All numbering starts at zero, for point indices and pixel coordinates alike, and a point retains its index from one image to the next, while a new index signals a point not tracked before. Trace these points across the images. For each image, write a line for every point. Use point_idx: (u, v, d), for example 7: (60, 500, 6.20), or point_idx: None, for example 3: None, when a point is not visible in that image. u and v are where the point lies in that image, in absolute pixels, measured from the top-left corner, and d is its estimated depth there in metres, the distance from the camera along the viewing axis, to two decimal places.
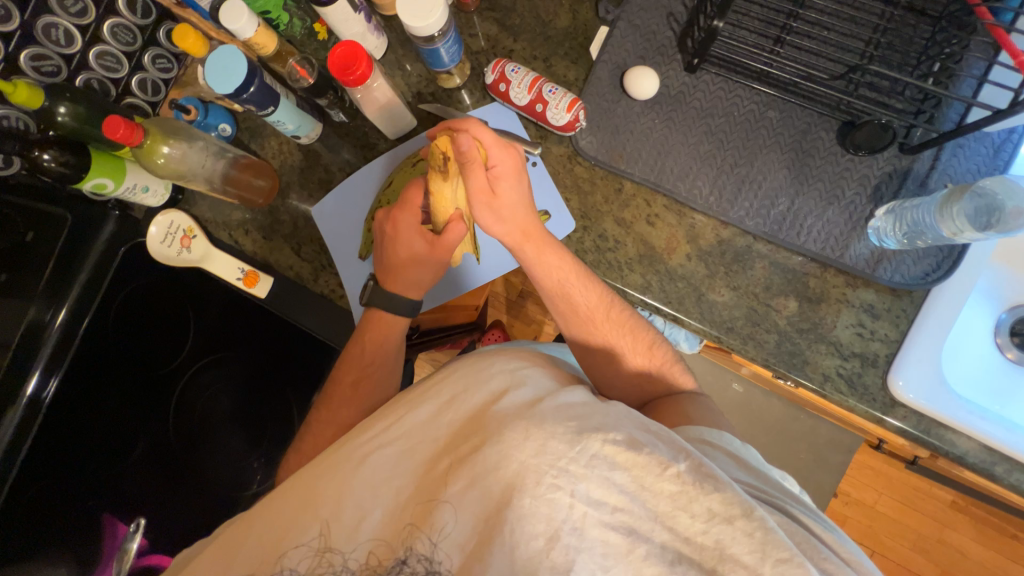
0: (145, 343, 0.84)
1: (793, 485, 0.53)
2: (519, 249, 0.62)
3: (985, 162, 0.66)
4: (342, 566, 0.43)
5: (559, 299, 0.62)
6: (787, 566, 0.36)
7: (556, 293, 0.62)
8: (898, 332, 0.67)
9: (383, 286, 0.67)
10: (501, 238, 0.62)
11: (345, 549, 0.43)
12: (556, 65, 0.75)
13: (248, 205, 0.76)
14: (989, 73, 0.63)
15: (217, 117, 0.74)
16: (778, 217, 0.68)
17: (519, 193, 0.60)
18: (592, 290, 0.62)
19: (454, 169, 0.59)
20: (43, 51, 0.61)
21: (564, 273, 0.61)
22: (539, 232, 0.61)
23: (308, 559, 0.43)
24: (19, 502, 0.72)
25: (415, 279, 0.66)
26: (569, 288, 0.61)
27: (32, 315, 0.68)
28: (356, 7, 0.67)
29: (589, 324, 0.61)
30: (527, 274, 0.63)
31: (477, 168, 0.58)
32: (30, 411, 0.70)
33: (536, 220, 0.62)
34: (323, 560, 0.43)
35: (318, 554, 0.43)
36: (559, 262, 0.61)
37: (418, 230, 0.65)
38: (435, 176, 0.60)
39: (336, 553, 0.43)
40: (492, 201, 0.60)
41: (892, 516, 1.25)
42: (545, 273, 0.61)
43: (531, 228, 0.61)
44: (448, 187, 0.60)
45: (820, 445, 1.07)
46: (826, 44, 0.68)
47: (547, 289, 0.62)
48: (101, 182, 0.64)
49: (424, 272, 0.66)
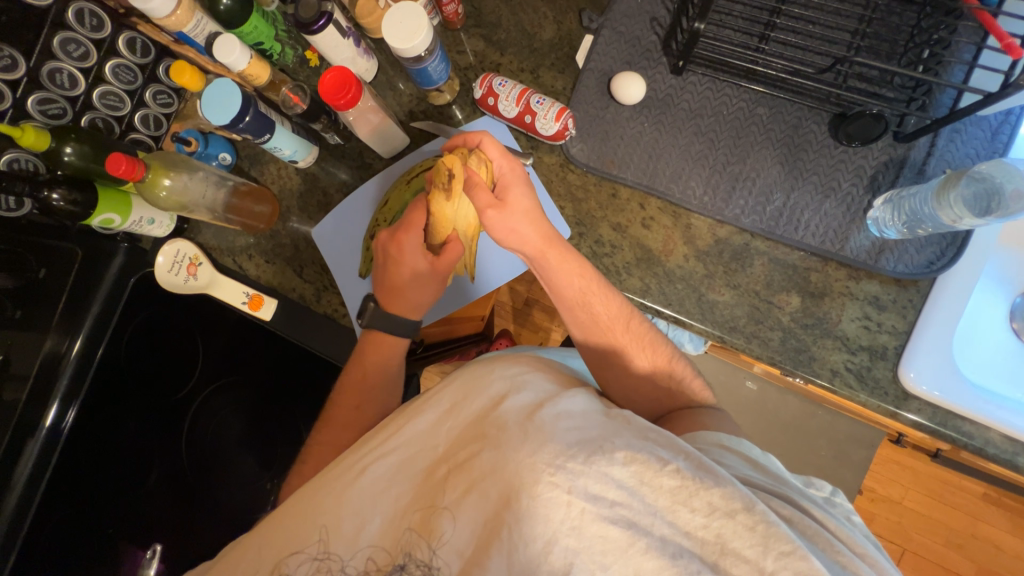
0: (155, 368, 0.86)
1: (820, 489, 0.49)
2: (543, 254, 0.61)
3: (984, 146, 0.65)
4: (342, 573, 0.45)
5: (580, 310, 0.61)
6: (790, 558, 0.35)
7: (577, 303, 0.61)
8: (906, 323, 0.66)
9: (386, 308, 0.67)
10: (524, 243, 0.61)
11: (345, 557, 0.45)
12: (543, 76, 0.76)
13: (250, 230, 0.78)
14: (979, 58, 0.63)
15: (218, 146, 0.76)
16: (775, 212, 0.68)
17: (528, 198, 0.61)
18: (613, 301, 0.61)
19: (456, 187, 0.59)
20: (48, 95, 0.63)
21: (586, 282, 0.61)
22: (558, 241, 0.61)
23: (308, 565, 0.45)
24: (42, 533, 0.74)
25: (417, 298, 0.67)
26: (590, 298, 0.61)
27: (48, 347, 0.71)
28: (345, 32, 0.69)
29: (608, 332, 0.61)
30: (549, 285, 0.63)
31: (484, 186, 0.59)
32: (49, 439, 0.72)
33: (547, 222, 0.61)
34: (322, 567, 0.45)
35: (318, 561, 0.45)
36: (580, 269, 0.61)
37: (420, 249, 0.65)
38: (440, 197, 0.60)
39: (335, 559, 0.45)
40: (506, 212, 0.60)
41: (921, 511, 1.21)
42: (569, 281, 0.61)
43: (551, 235, 0.61)
44: (450, 208, 0.61)
45: (839, 441, 1.05)
46: (811, 38, 0.68)
47: (568, 297, 0.61)
48: (109, 217, 0.67)
49: (426, 290, 0.67)
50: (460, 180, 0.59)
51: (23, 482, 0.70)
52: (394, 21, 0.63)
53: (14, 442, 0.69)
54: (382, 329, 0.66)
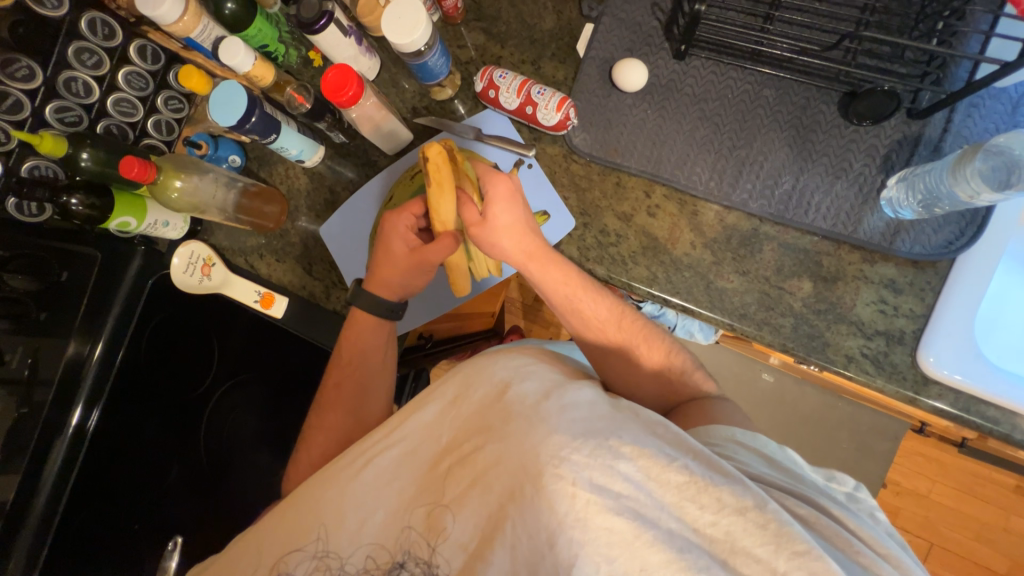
0: (172, 367, 0.88)
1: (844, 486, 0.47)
2: (524, 266, 0.62)
3: (1004, 120, 0.63)
4: (341, 571, 0.46)
5: (569, 314, 0.62)
6: (806, 559, 0.34)
7: (565, 308, 0.62)
8: (925, 306, 0.64)
9: (371, 294, 0.67)
10: (505, 255, 0.62)
11: (344, 554, 0.46)
12: (544, 67, 0.75)
13: (260, 230, 0.80)
14: (996, 27, 0.60)
15: (227, 149, 0.78)
16: (783, 196, 0.66)
17: (510, 212, 0.61)
18: (603, 304, 0.61)
19: (446, 177, 0.61)
20: (65, 103, 0.65)
21: (571, 288, 0.61)
22: (543, 251, 0.61)
23: (308, 563, 0.46)
24: (71, 528, 0.78)
25: (399, 284, 0.66)
26: (578, 304, 0.61)
27: (73, 349, 0.74)
28: (346, 31, 0.69)
29: (600, 334, 0.61)
30: (537, 291, 0.64)
31: (473, 203, 0.62)
32: (75, 437, 0.76)
33: (534, 237, 0.61)
34: (322, 566, 0.46)
35: (317, 559, 0.46)
36: (566, 276, 0.61)
37: (404, 236, 0.65)
38: (432, 190, 0.61)
39: (334, 557, 0.46)
40: (490, 229, 0.61)
41: (949, 505, 1.17)
42: (554, 287, 0.61)
43: (534, 245, 0.61)
44: (439, 202, 0.61)
45: (861, 432, 1.02)
46: (818, 16, 0.66)
47: (556, 301, 0.62)
48: (126, 220, 0.69)
49: (404, 278, 0.66)
50: (442, 170, 0.60)
51: (51, 479, 0.74)
52: (394, 18, 0.63)
53: (42, 443, 0.73)
54: (381, 318, 0.67)
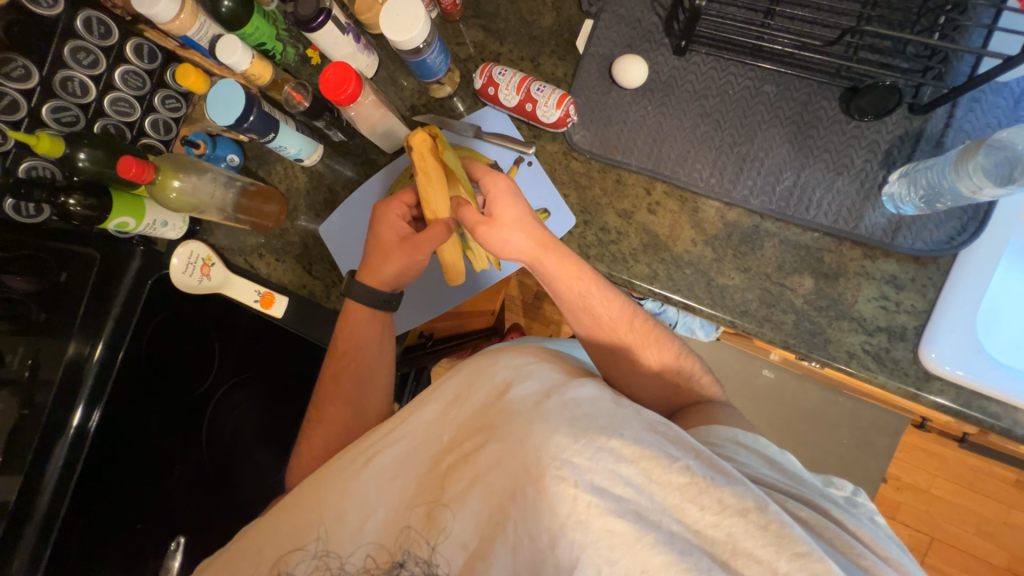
0: (173, 367, 0.88)
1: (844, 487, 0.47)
2: (539, 259, 0.61)
3: (1005, 115, 0.62)
4: (341, 570, 0.45)
5: (582, 313, 0.61)
6: (806, 561, 0.34)
7: (579, 306, 0.61)
8: (927, 302, 0.63)
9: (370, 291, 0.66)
10: (520, 253, 0.61)
11: (344, 554, 0.46)
12: (544, 64, 0.75)
13: (260, 229, 0.79)
14: (998, 21, 0.60)
15: (225, 148, 0.78)
16: (785, 192, 0.66)
17: (519, 208, 0.61)
18: (614, 301, 0.61)
19: (433, 166, 0.60)
20: (62, 103, 0.65)
21: (585, 284, 0.61)
22: (555, 244, 0.61)
23: (307, 562, 0.46)
24: (76, 529, 0.77)
25: (390, 274, 0.65)
26: (591, 302, 0.61)
27: (73, 351, 0.74)
28: (344, 28, 0.69)
29: (612, 334, 0.60)
30: (550, 289, 0.63)
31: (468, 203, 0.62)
32: (77, 438, 0.75)
33: (546, 228, 0.61)
34: (322, 566, 0.46)
35: (317, 558, 0.46)
36: (578, 272, 0.61)
37: (396, 224, 0.65)
38: (420, 179, 0.61)
39: (334, 557, 0.46)
40: (495, 228, 0.60)
41: (950, 500, 1.17)
42: (568, 285, 0.61)
43: (545, 240, 0.61)
44: (427, 190, 0.61)
45: (863, 428, 1.02)
46: (819, 11, 0.66)
47: (569, 300, 0.61)
48: (124, 220, 0.68)
49: (392, 267, 0.65)
50: (428, 159, 0.59)
51: (54, 480, 0.74)
52: (392, 15, 0.63)
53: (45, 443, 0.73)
54: (376, 312, 0.67)
